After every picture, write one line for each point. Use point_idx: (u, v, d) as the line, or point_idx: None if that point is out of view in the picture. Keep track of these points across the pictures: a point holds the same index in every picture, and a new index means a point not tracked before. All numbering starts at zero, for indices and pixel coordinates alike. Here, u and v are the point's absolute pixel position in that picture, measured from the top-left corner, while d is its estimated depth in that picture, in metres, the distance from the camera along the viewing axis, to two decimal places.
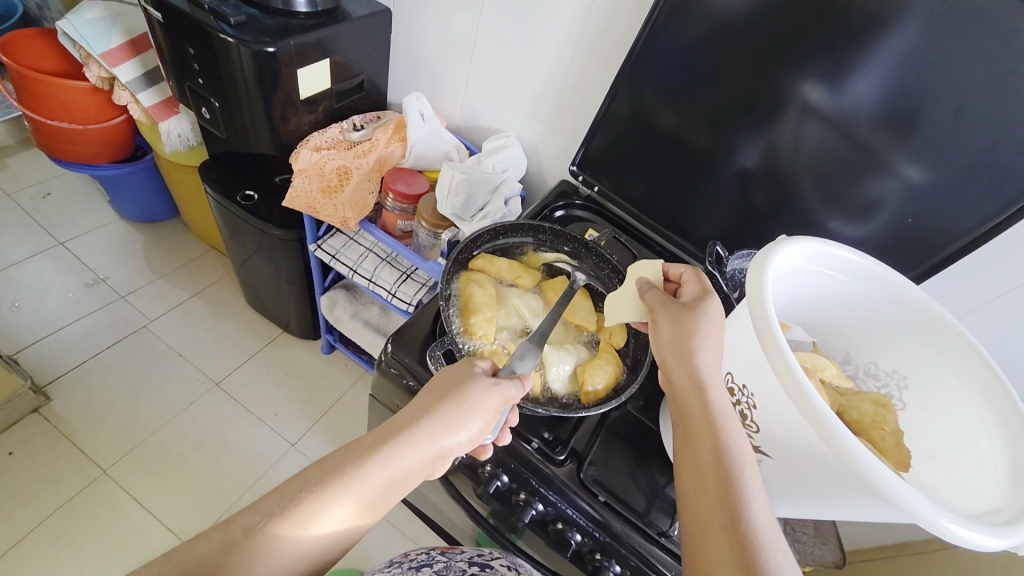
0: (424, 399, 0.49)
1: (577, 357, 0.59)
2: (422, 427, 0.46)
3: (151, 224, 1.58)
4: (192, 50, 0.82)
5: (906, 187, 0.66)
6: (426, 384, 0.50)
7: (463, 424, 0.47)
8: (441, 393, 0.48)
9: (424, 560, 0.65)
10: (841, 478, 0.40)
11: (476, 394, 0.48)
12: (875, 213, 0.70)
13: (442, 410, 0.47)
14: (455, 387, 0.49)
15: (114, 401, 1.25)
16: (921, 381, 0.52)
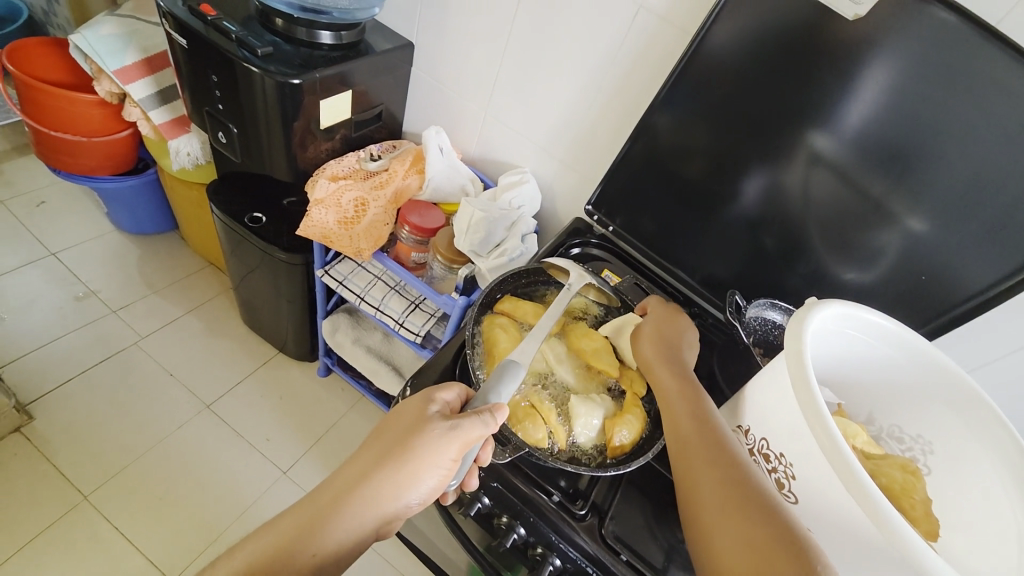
0: (379, 446, 0.49)
1: (605, 411, 0.58)
2: (381, 486, 0.46)
3: (148, 237, 1.55)
4: (214, 77, 0.82)
5: (914, 241, 0.67)
6: (382, 434, 0.50)
7: (424, 476, 0.47)
8: (394, 439, 0.48)
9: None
10: (881, 560, 0.38)
11: (428, 439, 0.47)
12: (882, 263, 0.71)
13: (393, 457, 0.47)
14: (408, 433, 0.48)
15: (100, 421, 1.20)
16: (946, 448, 0.52)
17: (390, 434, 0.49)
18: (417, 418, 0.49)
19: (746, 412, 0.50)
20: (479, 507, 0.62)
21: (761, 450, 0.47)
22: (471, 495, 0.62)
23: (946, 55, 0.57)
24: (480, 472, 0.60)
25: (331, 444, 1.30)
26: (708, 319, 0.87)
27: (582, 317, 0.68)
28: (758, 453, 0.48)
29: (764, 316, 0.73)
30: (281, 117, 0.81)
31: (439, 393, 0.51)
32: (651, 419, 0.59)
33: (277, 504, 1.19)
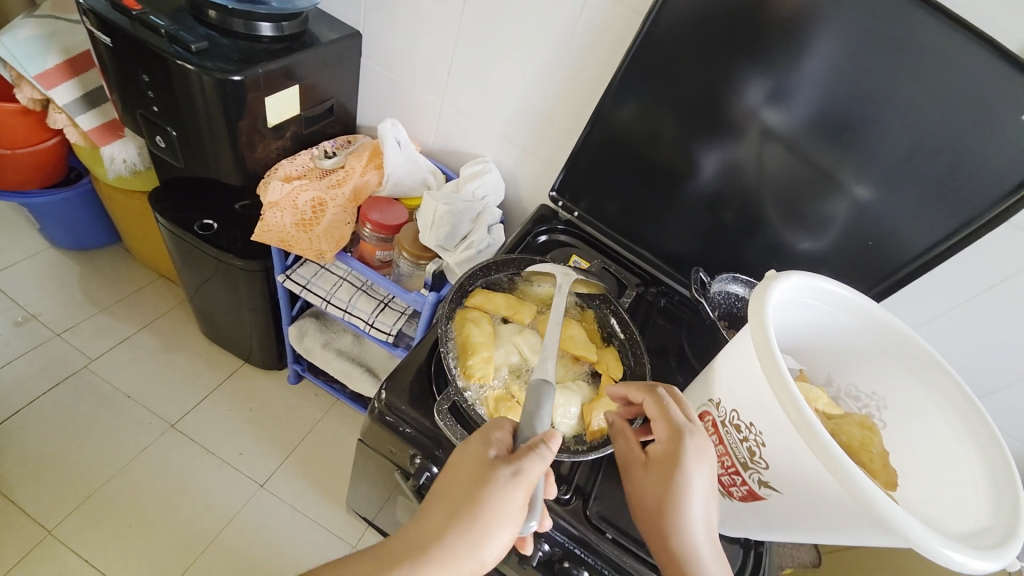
0: (434, 507, 0.42)
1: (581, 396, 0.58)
2: (447, 552, 0.40)
3: (88, 252, 1.45)
4: (145, 77, 0.76)
5: (856, 205, 0.71)
6: (435, 490, 0.43)
7: (493, 532, 0.41)
8: (455, 489, 0.42)
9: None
10: (847, 512, 0.40)
11: (495, 486, 0.41)
12: (829, 229, 0.74)
13: (459, 510, 0.41)
14: (471, 479, 0.42)
15: (56, 451, 1.13)
16: (899, 402, 0.55)
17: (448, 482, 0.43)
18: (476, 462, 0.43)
19: (717, 385, 0.52)
20: None
21: (732, 421, 0.49)
22: None
23: (883, 27, 0.59)
24: None
25: (308, 452, 1.27)
26: (675, 296, 0.89)
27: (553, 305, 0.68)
28: (729, 424, 0.49)
29: (726, 290, 0.75)
30: (225, 116, 0.76)
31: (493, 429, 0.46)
32: None
33: (257, 518, 1.15)
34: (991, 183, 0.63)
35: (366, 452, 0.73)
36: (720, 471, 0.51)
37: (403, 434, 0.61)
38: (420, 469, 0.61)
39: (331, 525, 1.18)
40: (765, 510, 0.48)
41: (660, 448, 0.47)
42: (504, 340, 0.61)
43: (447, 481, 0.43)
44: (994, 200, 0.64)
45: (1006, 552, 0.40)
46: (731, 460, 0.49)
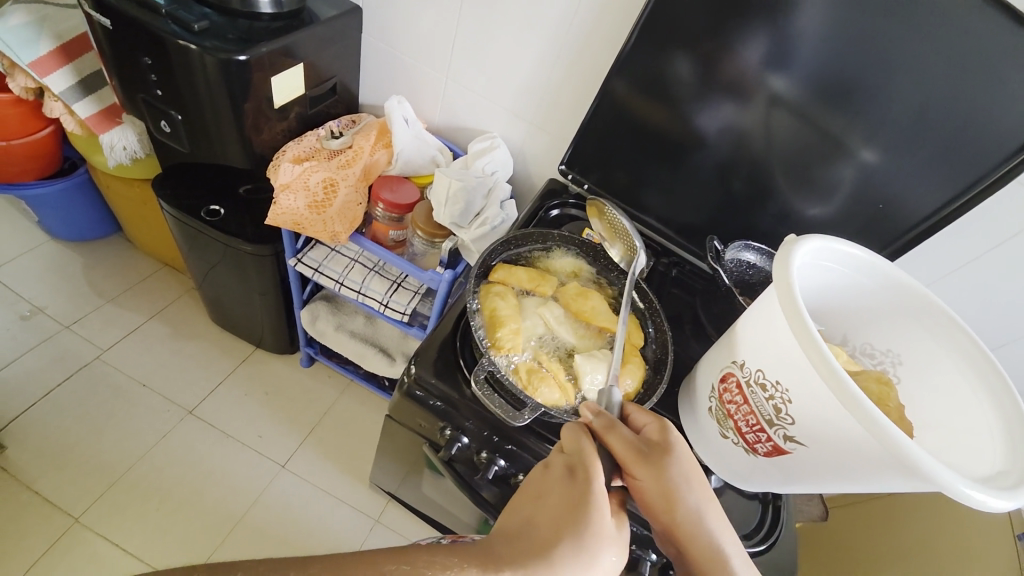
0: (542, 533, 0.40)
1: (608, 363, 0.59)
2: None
3: (89, 243, 1.44)
4: (146, 59, 0.74)
5: (862, 168, 0.72)
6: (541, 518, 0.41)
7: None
8: (574, 537, 0.39)
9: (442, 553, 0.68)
10: (874, 459, 0.42)
11: (611, 554, 0.40)
12: (840, 194, 0.75)
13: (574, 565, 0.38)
14: (591, 536, 0.39)
15: (77, 441, 1.15)
16: (913, 357, 0.57)
17: (562, 525, 0.40)
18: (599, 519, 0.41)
19: (740, 347, 0.53)
20: (497, 469, 0.64)
21: (757, 381, 0.50)
22: (487, 460, 0.64)
23: None
24: (494, 437, 0.62)
25: (326, 432, 1.29)
26: (686, 266, 0.91)
27: (573, 278, 0.69)
28: (753, 383, 0.51)
29: (739, 258, 0.78)
30: (229, 98, 0.75)
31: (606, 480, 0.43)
32: (649, 368, 0.63)
33: (280, 497, 1.18)
34: (1004, 142, 0.63)
35: (394, 428, 0.75)
36: (744, 429, 0.53)
37: (433, 407, 0.63)
38: (451, 441, 0.64)
39: (354, 501, 1.22)
40: (788, 465, 0.50)
41: (654, 431, 0.49)
42: (528, 312, 0.63)
43: (561, 522, 0.40)
44: (1005, 158, 0.64)
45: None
46: (756, 418, 0.51)
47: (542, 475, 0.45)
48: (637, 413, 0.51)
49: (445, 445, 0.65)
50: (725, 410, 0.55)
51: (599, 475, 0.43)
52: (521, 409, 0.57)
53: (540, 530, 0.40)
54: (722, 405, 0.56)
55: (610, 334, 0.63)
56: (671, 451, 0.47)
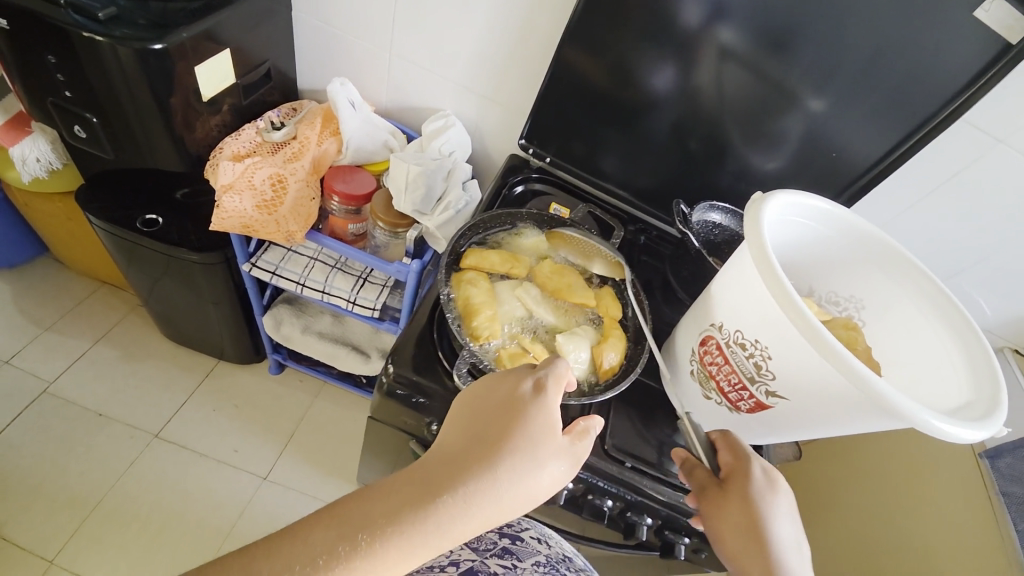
0: (483, 440, 0.41)
1: (589, 340, 0.59)
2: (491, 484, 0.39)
3: (14, 268, 1.31)
4: (49, 57, 0.66)
5: (810, 117, 0.73)
6: (483, 424, 0.42)
7: (534, 480, 0.41)
8: (512, 454, 0.40)
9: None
10: (853, 405, 0.44)
11: (554, 469, 0.42)
12: (796, 147, 0.76)
13: (517, 478, 0.40)
14: (532, 449, 0.41)
15: (33, 482, 1.07)
16: (876, 300, 0.59)
17: (507, 434, 0.41)
18: (542, 435, 0.42)
19: (717, 309, 0.54)
20: None
21: (737, 341, 0.51)
22: None
23: None
24: None
25: (307, 437, 1.26)
26: (652, 232, 0.91)
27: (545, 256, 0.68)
28: (733, 343, 0.52)
29: (704, 219, 0.79)
30: (153, 95, 0.67)
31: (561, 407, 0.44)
32: (630, 339, 0.63)
33: (267, 509, 1.15)
34: (947, 83, 0.65)
35: (377, 428, 0.73)
36: (727, 389, 0.54)
37: (417, 404, 0.61)
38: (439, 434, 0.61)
39: None
40: (771, 418, 0.52)
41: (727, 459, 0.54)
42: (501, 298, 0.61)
43: (503, 437, 0.41)
44: (947, 100, 0.66)
45: (994, 420, 0.44)
46: (738, 377, 0.52)
47: (493, 389, 0.45)
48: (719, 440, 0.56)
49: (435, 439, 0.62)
50: (707, 372, 0.56)
51: (552, 393, 0.44)
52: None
53: (476, 446, 0.41)
54: (704, 367, 0.56)
55: (590, 309, 0.62)
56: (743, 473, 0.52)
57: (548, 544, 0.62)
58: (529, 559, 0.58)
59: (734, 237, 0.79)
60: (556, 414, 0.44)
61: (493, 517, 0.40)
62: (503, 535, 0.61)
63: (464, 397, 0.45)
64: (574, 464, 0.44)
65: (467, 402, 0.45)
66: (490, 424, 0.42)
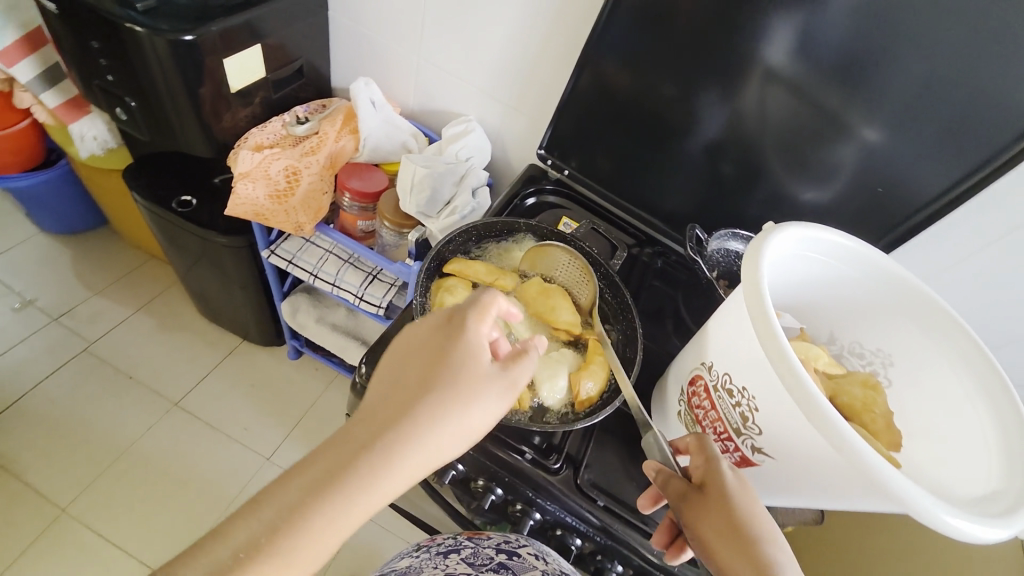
0: (410, 382, 0.40)
1: (568, 367, 0.58)
2: (420, 425, 0.38)
3: (78, 236, 1.43)
4: (95, 43, 0.71)
5: (863, 148, 0.65)
6: (411, 366, 0.41)
7: (467, 417, 0.40)
8: (437, 391, 0.39)
9: (452, 545, 0.67)
10: (843, 477, 0.39)
11: (486, 399, 0.41)
12: (838, 179, 0.69)
13: (446, 416, 0.39)
14: (461, 386, 0.40)
15: (63, 433, 1.15)
16: (905, 358, 0.52)
17: (431, 375, 0.40)
18: (469, 367, 0.41)
19: (709, 347, 0.49)
20: (453, 474, 0.62)
21: (724, 386, 0.46)
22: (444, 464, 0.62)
23: None
24: None
25: (313, 425, 1.28)
26: (671, 256, 0.86)
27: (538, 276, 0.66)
28: (721, 388, 0.46)
29: (725, 247, 0.72)
30: (183, 83, 0.71)
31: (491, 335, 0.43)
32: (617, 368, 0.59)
33: None
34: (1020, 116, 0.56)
35: None
36: (712, 437, 0.49)
37: None
38: None
39: None
40: (758, 476, 0.46)
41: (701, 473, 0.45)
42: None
43: (428, 378, 0.40)
44: (1019, 135, 0.58)
45: (1019, 518, 0.37)
46: (724, 426, 0.47)
47: (418, 331, 0.43)
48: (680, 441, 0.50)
49: None
50: (693, 415, 0.51)
51: (474, 326, 0.42)
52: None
53: (402, 388, 0.40)
54: (691, 409, 0.51)
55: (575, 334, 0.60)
56: (720, 488, 0.44)
57: (545, 559, 0.62)
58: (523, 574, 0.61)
59: None
60: (479, 346, 0.42)
61: (430, 458, 0.39)
62: (500, 552, 0.64)
63: (392, 342, 0.44)
64: (511, 389, 0.43)
65: (392, 347, 0.44)
66: (415, 364, 0.41)
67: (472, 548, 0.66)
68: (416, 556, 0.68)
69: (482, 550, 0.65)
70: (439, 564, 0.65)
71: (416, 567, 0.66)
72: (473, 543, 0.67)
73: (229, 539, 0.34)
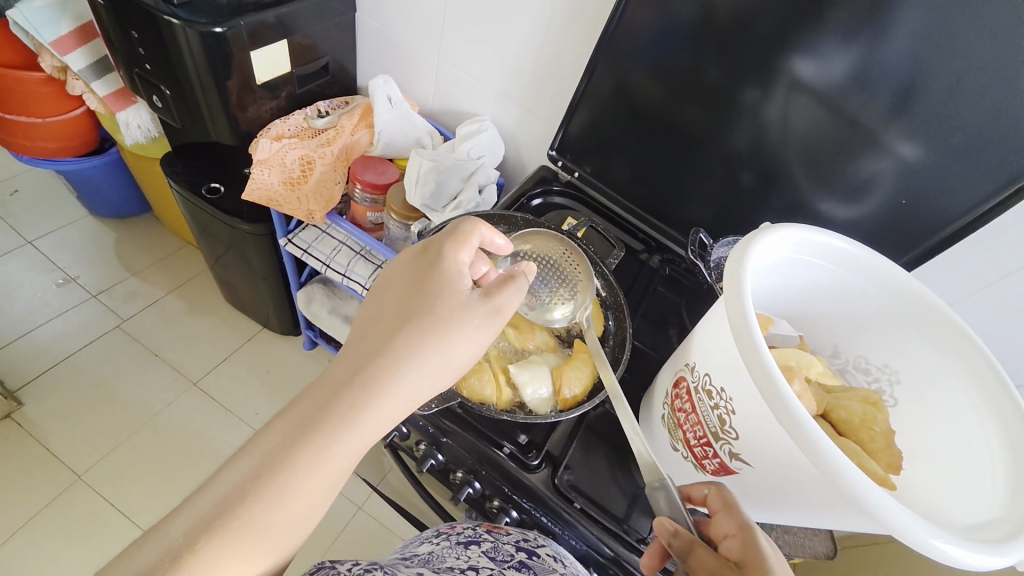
0: (403, 306, 0.44)
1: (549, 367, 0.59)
2: (416, 341, 0.42)
3: (123, 220, 1.53)
4: (134, 33, 0.76)
5: (902, 167, 0.61)
6: (403, 294, 0.45)
7: (459, 333, 0.44)
8: (428, 310, 0.44)
9: (471, 537, 0.57)
10: (820, 488, 0.36)
11: (469, 316, 0.45)
12: (870, 194, 0.65)
13: (439, 332, 0.43)
14: (449, 304, 0.44)
15: (89, 403, 1.22)
16: (912, 376, 0.48)
17: (419, 298, 0.44)
18: (450, 289, 0.45)
19: (694, 348, 0.47)
20: (433, 463, 0.64)
21: (704, 387, 0.44)
22: (424, 451, 0.64)
23: None
24: (430, 427, 0.60)
25: None
26: (682, 264, 0.83)
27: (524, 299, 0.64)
28: (701, 390, 0.44)
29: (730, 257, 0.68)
30: (211, 73, 0.76)
31: (470, 260, 0.48)
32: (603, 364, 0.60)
33: None
34: None
35: None
36: (692, 442, 0.46)
37: None
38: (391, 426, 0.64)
39: None
40: (736, 484, 0.44)
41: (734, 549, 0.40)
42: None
43: (419, 301, 0.44)
44: None
45: (1011, 548, 0.34)
46: (703, 430, 0.44)
47: (404, 266, 0.47)
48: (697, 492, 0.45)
49: (387, 431, 0.66)
50: (675, 419, 0.49)
51: (453, 253, 0.47)
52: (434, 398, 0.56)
53: (391, 311, 0.44)
54: (673, 413, 0.49)
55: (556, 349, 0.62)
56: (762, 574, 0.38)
57: (564, 563, 0.54)
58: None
59: None
60: (460, 269, 0.46)
61: (424, 372, 0.42)
62: (519, 549, 0.54)
63: (380, 281, 0.48)
64: (498, 310, 0.47)
65: (378, 283, 0.48)
66: (404, 289, 0.45)
67: (490, 542, 0.56)
68: (434, 543, 0.57)
69: (501, 545, 0.55)
70: (458, 555, 0.54)
71: (434, 555, 0.54)
72: (492, 536, 0.57)
73: (251, 453, 0.37)
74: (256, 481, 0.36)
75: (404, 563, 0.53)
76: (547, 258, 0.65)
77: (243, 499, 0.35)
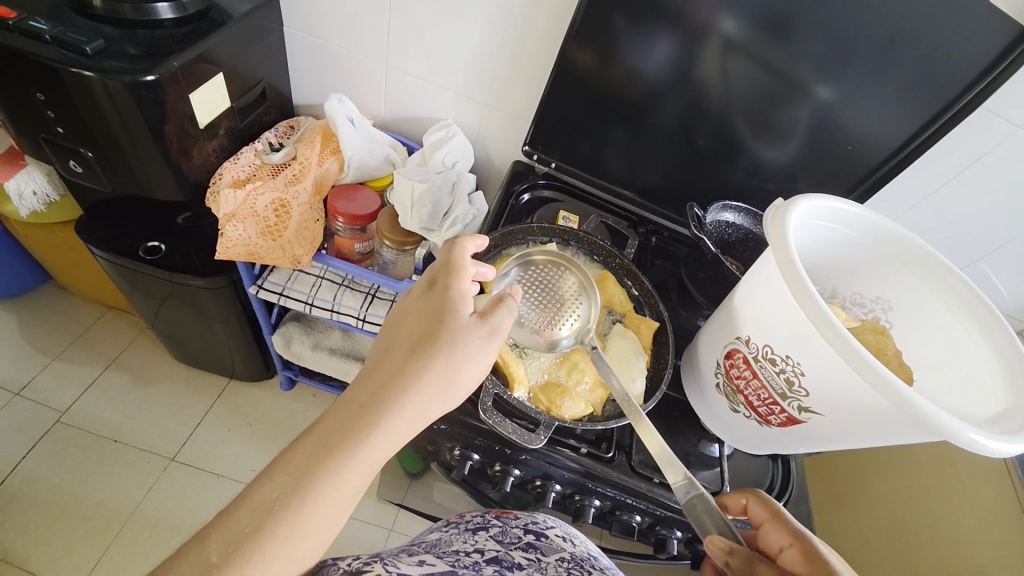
0: (407, 342, 0.48)
1: (625, 359, 0.63)
2: (416, 375, 0.46)
3: (20, 299, 1.31)
4: (38, 94, 0.65)
5: (817, 106, 0.70)
6: (409, 328, 0.48)
7: (456, 363, 0.47)
8: (432, 344, 0.47)
9: (480, 522, 0.59)
10: (897, 422, 0.43)
11: (467, 345, 0.48)
12: (796, 136, 0.74)
13: (440, 367, 0.46)
14: (447, 339, 0.47)
15: (56, 513, 1.07)
16: (903, 302, 0.58)
17: (423, 334, 0.47)
18: (451, 323, 0.48)
19: (743, 322, 0.53)
20: (512, 479, 0.64)
21: (766, 356, 0.50)
22: (501, 473, 0.63)
23: None
24: (507, 450, 0.60)
25: None
26: (664, 232, 0.89)
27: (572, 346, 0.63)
28: (763, 358, 0.51)
29: (719, 219, 0.75)
30: (146, 125, 0.66)
31: (471, 282, 0.50)
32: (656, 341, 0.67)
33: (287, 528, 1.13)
34: (967, 67, 0.62)
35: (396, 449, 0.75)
36: (757, 403, 0.53)
37: (438, 428, 0.62)
38: (462, 460, 0.63)
39: (364, 515, 1.16)
40: (804, 432, 0.51)
41: (796, 558, 0.45)
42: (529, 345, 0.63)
43: (424, 337, 0.47)
44: (969, 84, 0.64)
45: None
46: (769, 393, 0.51)
47: (415, 301, 0.50)
48: (733, 499, 0.53)
49: (458, 466, 0.64)
50: (734, 386, 0.55)
51: (452, 286, 0.49)
52: (535, 429, 0.59)
53: (400, 344, 0.48)
54: (731, 381, 0.56)
55: (607, 315, 0.68)
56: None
57: (573, 542, 0.57)
58: (554, 554, 0.54)
59: (749, 235, 0.77)
60: (461, 301, 0.49)
61: (430, 393, 0.46)
62: (528, 532, 0.57)
63: (394, 313, 0.51)
64: (491, 335, 0.49)
65: (391, 315, 0.51)
66: (413, 324, 0.49)
67: (500, 527, 0.58)
68: (445, 532, 0.60)
69: (510, 529, 0.57)
70: (467, 539, 0.56)
71: (443, 541, 0.57)
72: (501, 522, 0.59)
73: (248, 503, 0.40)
74: (278, 505, 0.40)
75: (412, 549, 0.55)
76: (560, 296, 0.66)
77: (251, 529, 0.39)
